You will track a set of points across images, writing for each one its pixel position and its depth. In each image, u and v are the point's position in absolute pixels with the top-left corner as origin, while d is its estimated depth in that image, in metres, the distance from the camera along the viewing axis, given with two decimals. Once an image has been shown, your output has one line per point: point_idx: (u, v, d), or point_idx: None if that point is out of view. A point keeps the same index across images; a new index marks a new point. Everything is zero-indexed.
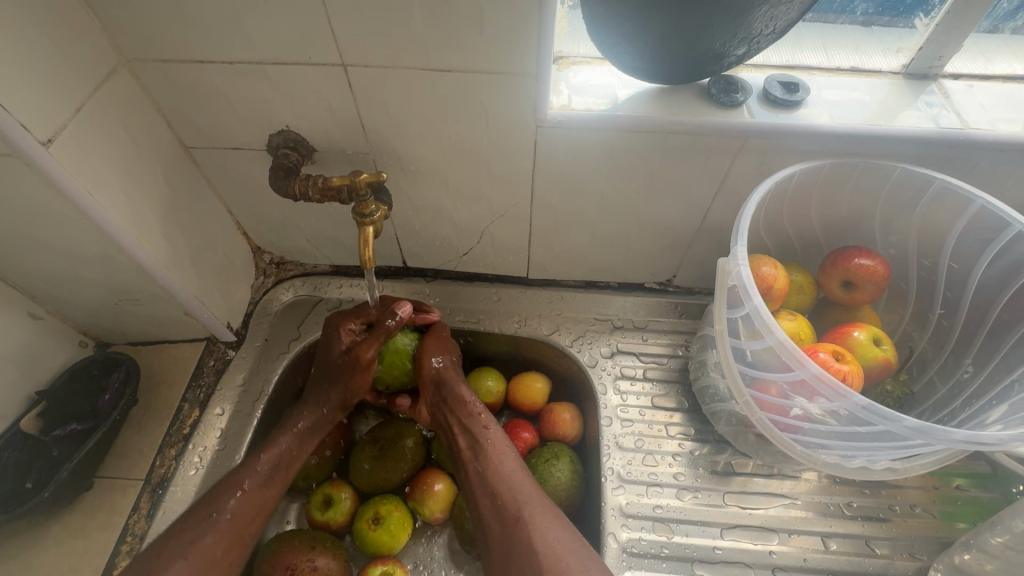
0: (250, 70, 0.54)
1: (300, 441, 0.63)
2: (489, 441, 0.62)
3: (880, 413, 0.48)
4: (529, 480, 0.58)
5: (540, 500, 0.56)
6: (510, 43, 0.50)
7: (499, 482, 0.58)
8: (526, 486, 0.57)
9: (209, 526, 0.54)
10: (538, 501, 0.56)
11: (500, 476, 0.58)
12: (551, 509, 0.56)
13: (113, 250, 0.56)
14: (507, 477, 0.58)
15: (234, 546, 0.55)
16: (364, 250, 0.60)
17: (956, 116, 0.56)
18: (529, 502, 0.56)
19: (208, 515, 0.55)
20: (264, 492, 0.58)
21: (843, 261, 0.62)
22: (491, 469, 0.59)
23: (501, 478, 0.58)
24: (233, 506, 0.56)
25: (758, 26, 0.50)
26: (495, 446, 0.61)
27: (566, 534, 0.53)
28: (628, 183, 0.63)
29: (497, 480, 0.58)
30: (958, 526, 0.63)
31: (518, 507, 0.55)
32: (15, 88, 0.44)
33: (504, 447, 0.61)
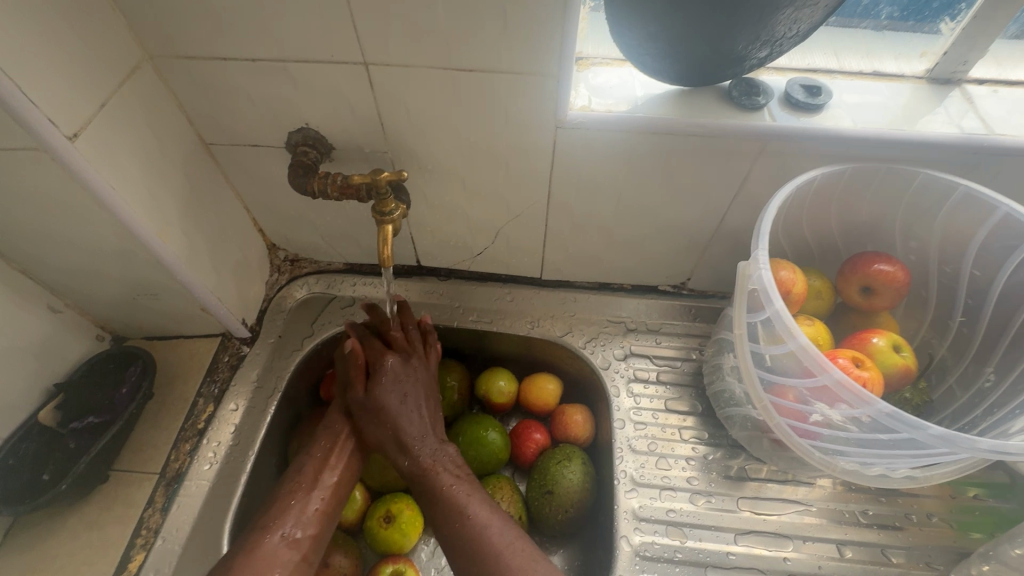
0: (273, 68, 0.55)
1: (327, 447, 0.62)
2: (449, 505, 0.56)
3: (904, 419, 0.48)
4: (501, 542, 0.52)
5: (518, 564, 0.51)
6: (533, 43, 0.50)
7: (471, 556, 0.53)
8: (495, 548, 0.52)
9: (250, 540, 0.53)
10: (516, 563, 0.51)
11: (468, 549, 0.53)
12: (532, 569, 0.50)
13: (133, 245, 0.57)
14: (477, 548, 0.52)
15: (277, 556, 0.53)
16: (383, 248, 0.60)
17: (981, 121, 0.55)
18: (505, 570, 0.50)
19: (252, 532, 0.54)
20: (300, 497, 0.57)
21: (862, 266, 0.62)
22: (460, 544, 0.54)
23: (472, 552, 0.53)
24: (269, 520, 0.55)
25: (782, 29, 0.50)
26: (455, 512, 0.55)
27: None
28: (647, 184, 0.62)
29: (468, 555, 0.53)
30: (974, 536, 0.63)
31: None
32: (43, 82, 0.45)
33: (468, 506, 0.55)
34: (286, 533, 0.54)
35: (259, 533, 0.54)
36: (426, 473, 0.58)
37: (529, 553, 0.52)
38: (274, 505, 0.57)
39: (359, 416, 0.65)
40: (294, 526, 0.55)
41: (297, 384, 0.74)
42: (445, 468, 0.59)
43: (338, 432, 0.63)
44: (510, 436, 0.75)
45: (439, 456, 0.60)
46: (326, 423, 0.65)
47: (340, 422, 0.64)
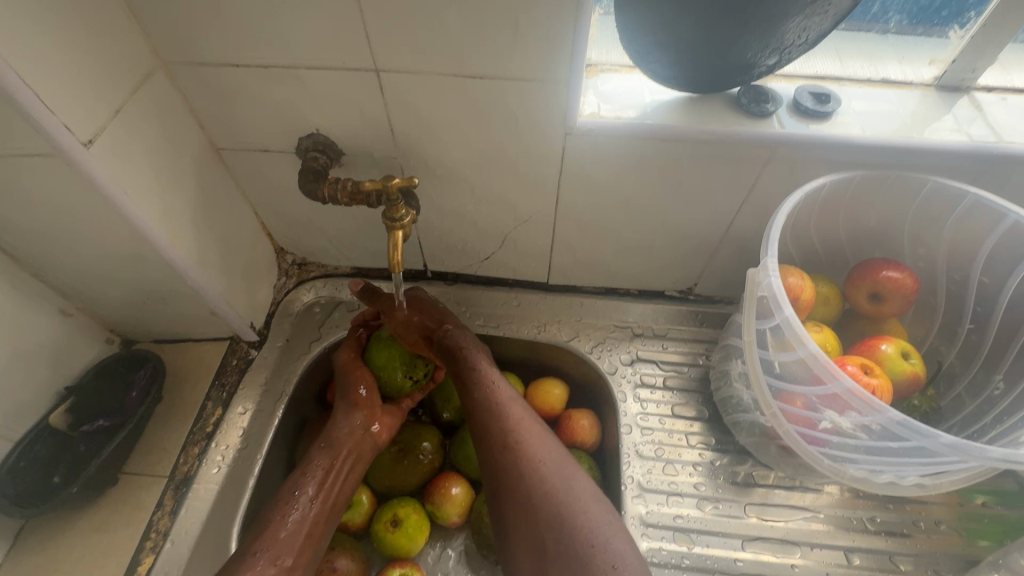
0: (285, 74, 0.55)
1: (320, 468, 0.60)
2: (476, 375, 0.62)
3: (915, 428, 0.48)
4: (519, 411, 0.60)
5: (531, 429, 0.59)
6: (544, 51, 0.50)
7: (488, 413, 0.60)
8: (513, 415, 0.59)
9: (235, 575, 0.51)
10: (529, 428, 0.59)
11: (490, 408, 0.60)
12: (540, 435, 0.59)
13: (145, 249, 0.57)
14: (496, 411, 0.59)
15: None
16: (393, 253, 0.60)
17: (990, 129, 0.55)
18: (519, 430, 0.58)
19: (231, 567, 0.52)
20: (293, 523, 0.55)
21: (870, 273, 0.62)
22: (481, 401, 0.60)
23: (491, 410, 0.60)
24: (255, 552, 0.53)
25: (790, 37, 0.50)
26: (483, 379, 0.62)
27: (554, 456, 0.57)
28: (655, 190, 0.63)
29: (487, 412, 0.60)
30: (982, 544, 0.62)
31: (508, 437, 0.58)
32: (60, 89, 0.45)
33: (494, 379, 0.62)
34: (278, 562, 0.53)
35: (249, 562, 0.52)
36: (457, 345, 0.64)
37: (538, 424, 0.60)
38: (264, 531, 0.54)
39: (355, 438, 0.63)
40: (286, 554, 0.53)
41: (304, 388, 0.74)
42: (473, 348, 0.65)
43: (332, 452, 0.61)
44: None
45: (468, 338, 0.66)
46: (320, 441, 0.62)
47: (335, 442, 0.62)
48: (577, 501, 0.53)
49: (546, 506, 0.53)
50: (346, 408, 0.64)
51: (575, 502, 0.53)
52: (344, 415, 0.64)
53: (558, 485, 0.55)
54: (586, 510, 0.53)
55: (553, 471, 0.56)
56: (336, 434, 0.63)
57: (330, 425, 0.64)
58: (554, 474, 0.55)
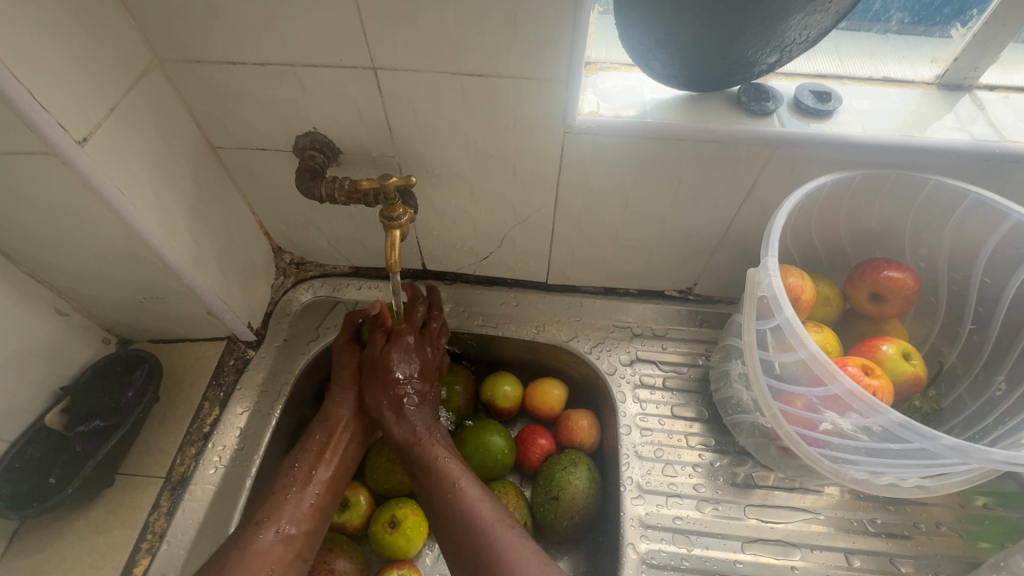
0: (282, 72, 0.55)
1: (318, 443, 0.62)
2: (441, 480, 0.58)
3: (917, 429, 0.47)
4: (490, 516, 0.55)
5: (506, 536, 0.53)
6: (542, 49, 0.50)
7: (458, 526, 0.55)
8: (483, 523, 0.54)
9: (242, 540, 0.54)
10: (503, 537, 0.53)
11: (458, 520, 0.55)
12: (518, 543, 0.53)
13: (141, 249, 0.57)
14: (465, 521, 0.55)
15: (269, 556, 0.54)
16: (390, 254, 0.59)
17: (992, 128, 0.55)
18: (489, 542, 0.53)
19: (238, 535, 0.54)
20: (294, 493, 0.58)
21: (871, 272, 0.61)
22: (449, 513, 0.56)
23: (459, 522, 0.55)
24: (259, 519, 0.55)
25: (791, 35, 0.50)
26: (447, 485, 0.58)
27: (534, 565, 0.50)
28: (654, 189, 0.62)
29: (457, 524, 0.55)
30: (984, 546, 0.62)
31: (477, 555, 0.52)
32: (54, 87, 0.45)
33: (460, 481, 0.58)
34: (281, 529, 0.55)
35: (253, 528, 0.55)
36: (421, 445, 0.61)
37: (517, 528, 0.54)
38: (266, 501, 0.57)
39: (355, 413, 0.65)
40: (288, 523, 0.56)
41: (302, 388, 0.73)
42: (440, 443, 0.62)
43: (331, 426, 0.64)
44: (515, 441, 0.74)
45: (434, 433, 0.63)
46: (322, 417, 0.65)
47: (335, 418, 0.64)
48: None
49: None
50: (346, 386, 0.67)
51: None
52: (342, 391, 0.66)
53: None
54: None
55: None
56: (333, 410, 0.65)
57: (331, 401, 0.66)
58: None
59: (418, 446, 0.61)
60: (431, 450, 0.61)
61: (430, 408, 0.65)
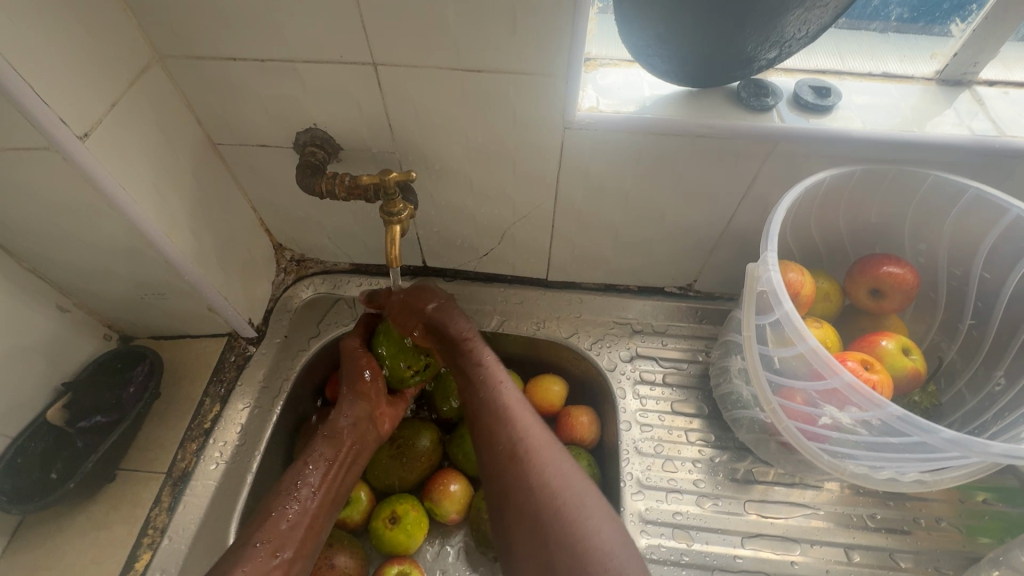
0: (282, 69, 0.55)
1: (324, 460, 0.59)
2: (483, 377, 0.61)
3: (915, 423, 0.47)
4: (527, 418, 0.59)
5: (539, 438, 0.58)
6: (542, 44, 0.50)
7: (497, 418, 0.59)
8: (522, 424, 0.58)
9: (240, 561, 0.51)
10: (538, 437, 0.58)
11: (498, 413, 0.59)
12: (551, 447, 0.57)
13: (142, 245, 0.57)
14: (505, 417, 0.59)
15: None
16: (391, 249, 0.60)
17: (991, 123, 0.55)
18: (528, 439, 0.57)
19: (234, 557, 0.51)
20: (295, 516, 0.55)
21: (871, 268, 0.61)
22: (490, 405, 0.60)
23: (497, 417, 0.59)
24: (259, 541, 0.53)
25: (791, 30, 0.50)
26: (490, 382, 0.61)
27: (566, 468, 0.56)
28: (654, 185, 0.62)
29: (496, 417, 0.59)
30: (984, 541, 0.62)
31: (516, 445, 0.57)
32: (56, 83, 0.45)
33: (502, 381, 0.62)
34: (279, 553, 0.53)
35: (251, 552, 0.52)
36: (463, 346, 0.62)
37: (548, 434, 0.59)
38: (264, 522, 0.54)
39: (359, 429, 0.62)
40: (288, 548, 0.53)
41: (303, 384, 0.74)
42: (482, 343, 0.64)
43: (336, 443, 0.61)
44: None
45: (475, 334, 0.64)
46: (323, 431, 0.61)
47: (338, 434, 0.61)
48: (590, 515, 0.52)
49: (556, 517, 0.52)
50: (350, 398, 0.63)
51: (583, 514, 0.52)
52: (349, 404, 0.63)
53: (570, 499, 0.53)
54: (597, 526, 0.51)
55: (564, 482, 0.55)
56: (340, 424, 0.62)
57: (334, 414, 0.62)
58: (566, 487, 0.54)
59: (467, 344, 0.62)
60: (480, 351, 0.63)
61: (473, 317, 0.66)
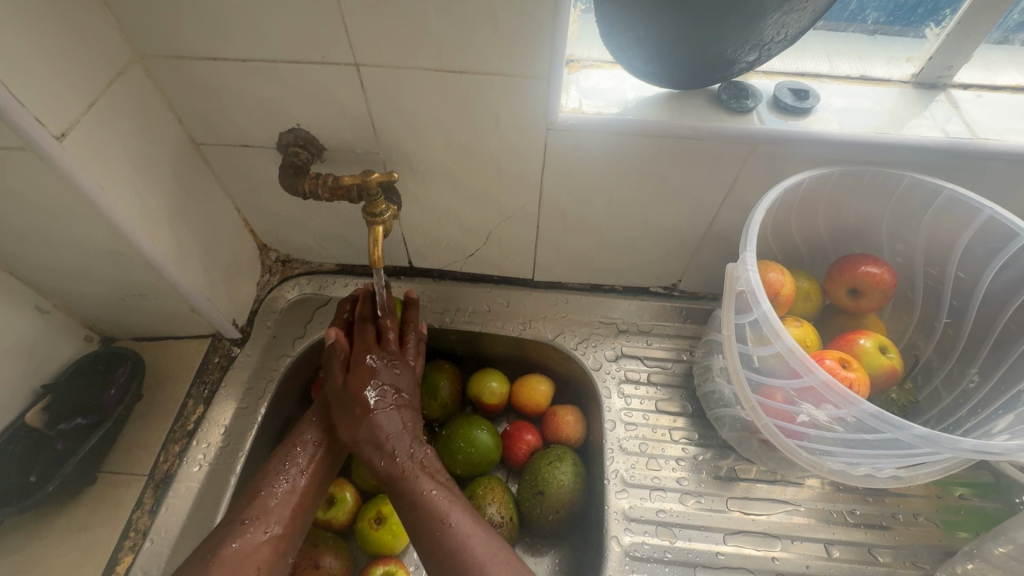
0: (263, 69, 0.55)
1: (312, 439, 0.62)
2: (430, 511, 0.55)
3: (889, 420, 0.48)
4: (482, 550, 0.53)
5: (496, 568, 0.52)
6: (524, 46, 0.50)
7: (456, 570, 0.52)
8: (481, 565, 0.52)
9: (231, 533, 0.53)
10: (497, 574, 0.51)
11: (452, 558, 0.53)
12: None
13: (123, 246, 0.56)
14: (461, 565, 0.52)
15: (260, 547, 0.54)
16: (374, 249, 0.59)
17: (965, 126, 0.56)
18: None
19: (227, 521, 0.54)
20: (282, 492, 0.58)
21: (850, 268, 0.62)
22: (440, 552, 0.53)
23: (454, 563, 0.52)
24: (248, 511, 0.55)
25: (770, 33, 0.50)
26: (438, 519, 0.55)
27: None
28: (637, 187, 0.63)
29: (451, 565, 0.52)
30: (960, 535, 0.63)
31: None
32: (32, 83, 0.45)
33: (449, 514, 0.55)
34: (271, 529, 0.55)
35: (238, 531, 0.53)
36: (405, 476, 0.58)
37: (510, 557, 0.53)
38: (252, 501, 0.56)
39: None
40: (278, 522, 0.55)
41: (288, 385, 0.74)
42: (422, 469, 0.59)
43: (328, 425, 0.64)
44: (501, 437, 0.75)
45: (416, 457, 0.60)
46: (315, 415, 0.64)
47: (330, 415, 0.64)
48: None
49: None
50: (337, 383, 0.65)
51: None
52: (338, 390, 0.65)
53: None
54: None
55: None
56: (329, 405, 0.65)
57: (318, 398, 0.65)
58: None
59: (406, 476, 0.58)
60: (419, 480, 0.58)
61: (414, 432, 0.62)
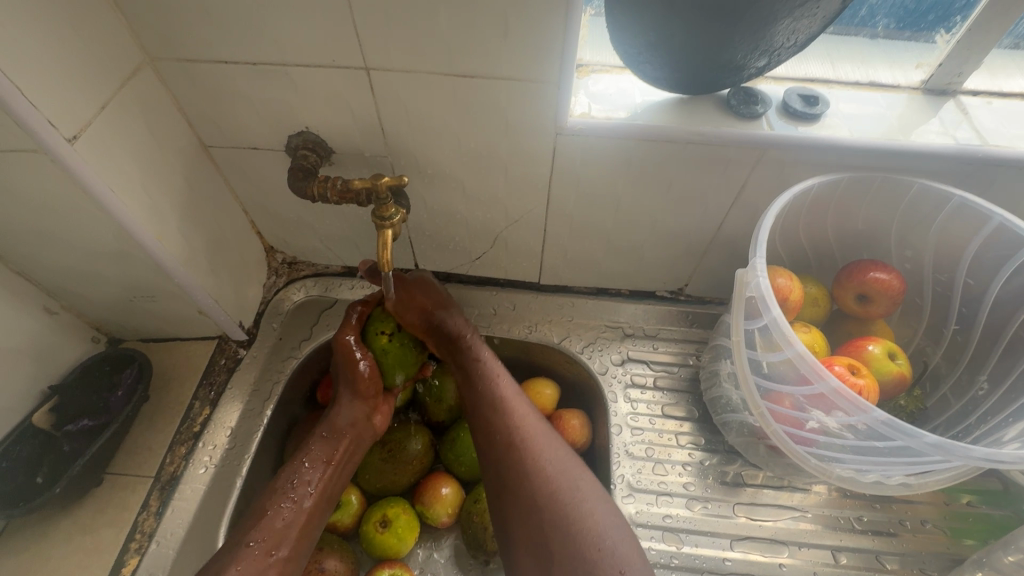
0: (273, 72, 0.55)
1: (320, 458, 0.60)
2: (483, 375, 0.63)
3: (900, 427, 0.48)
4: (524, 411, 0.61)
5: (533, 427, 0.60)
6: (535, 51, 0.50)
7: (498, 413, 0.60)
8: (521, 422, 0.59)
9: (235, 556, 0.52)
10: (536, 429, 0.59)
11: (499, 405, 0.61)
12: (548, 439, 0.59)
13: (132, 247, 0.57)
14: (503, 414, 0.60)
15: (268, 569, 0.52)
16: (383, 252, 0.59)
17: (975, 132, 0.56)
18: (525, 427, 0.59)
19: (232, 543, 0.53)
20: (290, 512, 0.56)
21: (859, 273, 0.62)
22: (487, 398, 0.62)
23: (497, 413, 0.60)
24: (256, 532, 0.54)
25: (781, 38, 0.50)
26: (489, 377, 0.63)
27: (563, 459, 0.58)
28: (645, 191, 0.63)
29: (495, 409, 0.61)
30: (968, 543, 0.63)
31: (513, 434, 0.59)
32: (44, 86, 0.45)
33: (499, 376, 0.64)
34: (277, 550, 0.53)
35: (244, 553, 0.52)
36: (462, 337, 0.65)
37: (545, 425, 0.61)
38: (259, 521, 0.55)
39: (356, 428, 0.63)
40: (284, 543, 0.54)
41: (294, 388, 0.74)
42: (480, 341, 0.67)
43: (335, 443, 0.62)
44: None
45: (472, 332, 0.67)
46: (322, 432, 0.62)
47: (338, 433, 0.62)
48: (585, 503, 0.54)
49: (553, 507, 0.54)
50: (349, 398, 0.64)
51: (583, 509, 0.53)
52: (348, 405, 0.63)
53: (568, 490, 0.55)
54: (592, 510, 0.53)
55: (560, 476, 0.56)
56: (338, 422, 0.63)
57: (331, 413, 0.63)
58: (561, 475, 0.56)
59: (463, 340, 0.65)
60: (474, 346, 0.65)
61: (469, 316, 0.69)
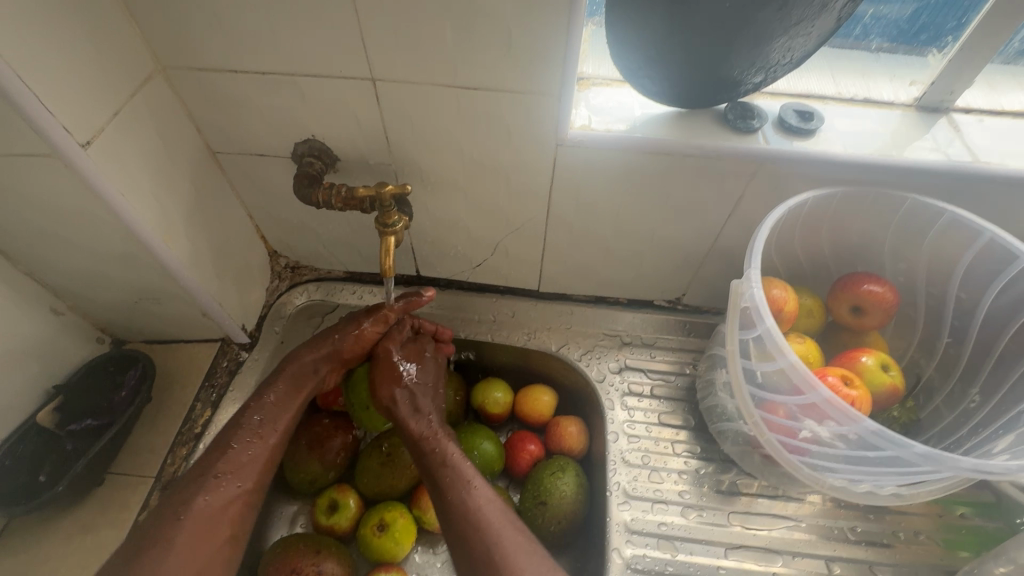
0: (282, 81, 0.56)
1: (281, 403, 0.63)
2: (454, 482, 0.59)
3: (890, 438, 0.49)
4: (501, 516, 0.56)
5: (511, 536, 0.55)
6: (536, 65, 0.52)
7: (471, 527, 0.56)
8: (519, 573, 0.52)
9: (202, 488, 0.56)
10: (513, 540, 0.55)
11: (473, 518, 0.56)
12: (525, 547, 0.54)
13: (140, 250, 0.58)
14: (473, 526, 0.56)
15: (227, 505, 0.57)
16: (385, 259, 0.61)
17: (966, 149, 0.57)
18: (502, 543, 0.54)
19: (196, 478, 0.57)
20: (254, 448, 0.60)
21: (852, 286, 0.63)
22: (461, 508, 0.57)
23: (473, 520, 0.56)
24: (220, 476, 0.57)
25: (776, 55, 0.52)
26: (461, 481, 0.59)
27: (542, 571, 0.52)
28: (643, 202, 0.64)
29: (471, 522, 0.56)
30: (961, 554, 0.63)
31: (490, 551, 0.54)
32: (60, 93, 0.46)
33: (473, 479, 0.59)
34: (219, 536, 0.55)
35: (208, 487, 0.56)
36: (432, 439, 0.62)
37: (523, 533, 0.56)
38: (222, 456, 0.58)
39: (320, 376, 0.66)
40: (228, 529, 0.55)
41: None
42: (448, 438, 0.63)
43: (297, 386, 0.64)
44: (504, 447, 0.75)
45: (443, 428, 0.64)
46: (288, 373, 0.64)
47: (301, 379, 0.65)
48: None
49: None
50: (322, 354, 0.65)
51: None
52: (319, 358, 0.65)
53: None
54: None
55: None
56: (304, 369, 0.65)
57: (300, 357, 0.65)
58: None
59: (434, 441, 0.62)
60: (445, 446, 0.62)
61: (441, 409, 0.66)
